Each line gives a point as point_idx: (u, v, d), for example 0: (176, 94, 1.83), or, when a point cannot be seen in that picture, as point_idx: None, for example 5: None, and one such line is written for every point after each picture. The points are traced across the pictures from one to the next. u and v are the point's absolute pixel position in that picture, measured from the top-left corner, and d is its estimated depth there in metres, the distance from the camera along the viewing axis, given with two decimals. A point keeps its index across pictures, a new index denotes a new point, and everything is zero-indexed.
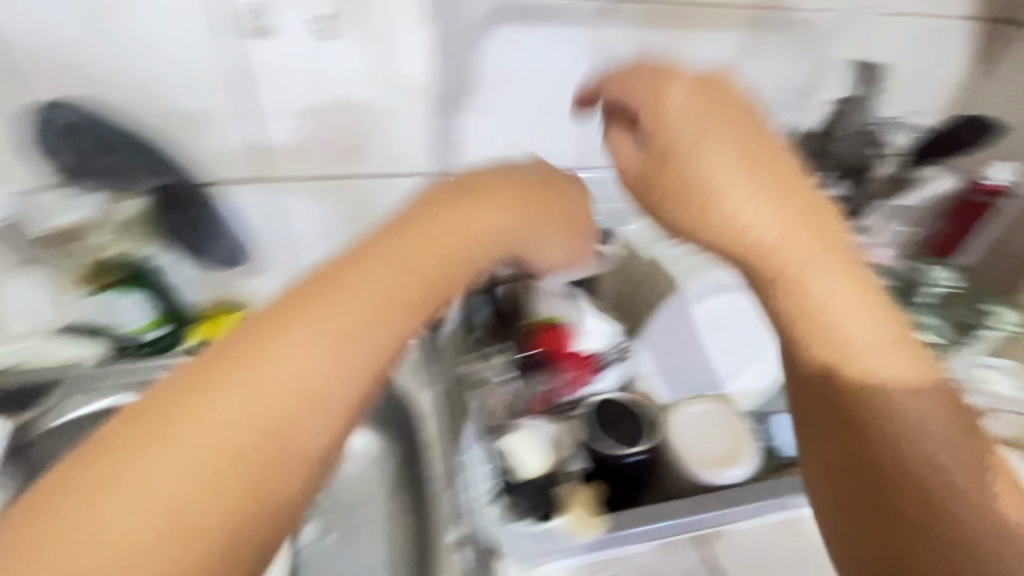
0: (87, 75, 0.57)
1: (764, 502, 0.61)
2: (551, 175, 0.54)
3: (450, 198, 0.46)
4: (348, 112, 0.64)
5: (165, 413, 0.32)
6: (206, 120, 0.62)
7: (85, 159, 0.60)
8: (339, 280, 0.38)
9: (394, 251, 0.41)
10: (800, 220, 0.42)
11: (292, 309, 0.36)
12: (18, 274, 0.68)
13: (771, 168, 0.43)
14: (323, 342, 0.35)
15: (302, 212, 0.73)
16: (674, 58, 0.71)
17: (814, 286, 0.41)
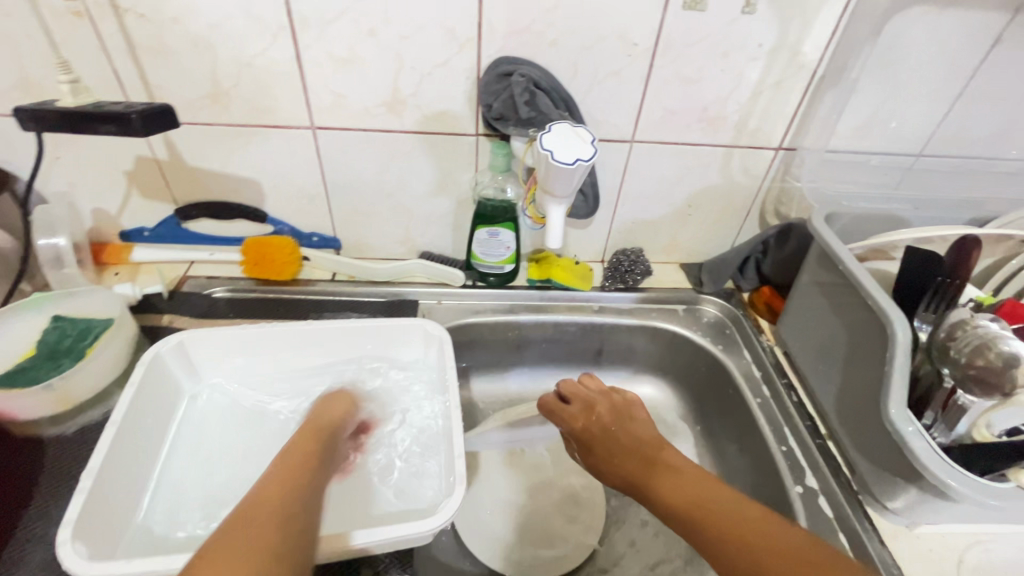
0: (343, 28, 0.61)
1: (955, 511, 0.53)
2: (332, 398, 0.57)
3: (310, 430, 0.51)
4: (560, 70, 0.65)
5: (230, 550, 0.35)
6: (418, 75, 0.65)
7: (329, 104, 0.67)
8: (306, 444, 0.49)
9: (299, 452, 0.48)
10: (655, 473, 0.51)
11: (278, 470, 0.44)
12: (245, 200, 0.76)
13: (676, 476, 0.50)
14: (292, 500, 0.41)
15: (483, 170, 0.74)
16: (904, 42, 0.63)
17: (664, 490, 0.49)
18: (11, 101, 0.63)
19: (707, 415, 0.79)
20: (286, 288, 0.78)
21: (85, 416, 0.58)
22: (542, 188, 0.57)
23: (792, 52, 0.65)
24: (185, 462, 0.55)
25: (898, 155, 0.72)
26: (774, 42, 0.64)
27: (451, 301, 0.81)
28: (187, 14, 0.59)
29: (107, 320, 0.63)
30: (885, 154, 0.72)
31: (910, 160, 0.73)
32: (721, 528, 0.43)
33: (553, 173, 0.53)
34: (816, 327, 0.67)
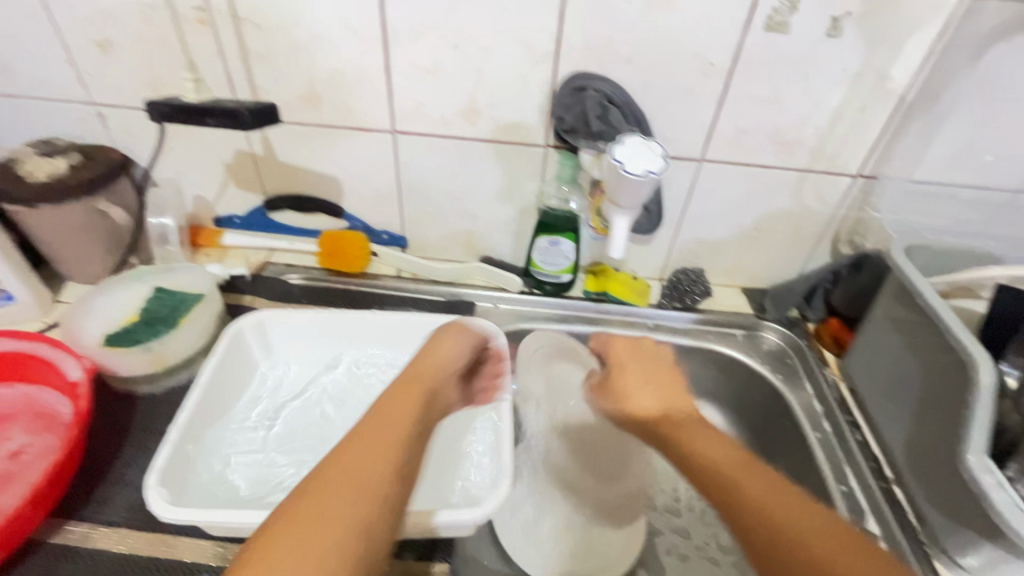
0: (430, 40, 0.65)
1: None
2: (440, 338, 0.55)
3: (405, 380, 0.49)
4: (634, 87, 0.66)
5: (328, 484, 0.38)
6: (495, 87, 0.68)
7: (410, 110, 0.71)
8: (405, 396, 0.47)
9: (405, 395, 0.47)
10: (687, 422, 0.49)
11: (362, 433, 0.42)
12: (326, 196, 0.81)
13: (714, 433, 0.47)
14: (381, 461, 0.40)
15: (549, 181, 0.76)
16: (1005, 71, 0.60)
17: (696, 438, 0.46)
18: (142, 96, 0.73)
19: (762, 447, 0.77)
20: (355, 281, 0.83)
21: (172, 379, 0.64)
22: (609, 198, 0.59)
23: (878, 78, 0.63)
24: (256, 426, 0.59)
25: (993, 190, 0.68)
26: (859, 67, 0.63)
27: (508, 306, 0.83)
28: (294, 24, 0.65)
29: (197, 294, 0.69)
30: (978, 189, 0.68)
31: (1008, 196, 0.68)
32: (754, 509, 0.40)
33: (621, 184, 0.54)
34: (887, 365, 0.63)
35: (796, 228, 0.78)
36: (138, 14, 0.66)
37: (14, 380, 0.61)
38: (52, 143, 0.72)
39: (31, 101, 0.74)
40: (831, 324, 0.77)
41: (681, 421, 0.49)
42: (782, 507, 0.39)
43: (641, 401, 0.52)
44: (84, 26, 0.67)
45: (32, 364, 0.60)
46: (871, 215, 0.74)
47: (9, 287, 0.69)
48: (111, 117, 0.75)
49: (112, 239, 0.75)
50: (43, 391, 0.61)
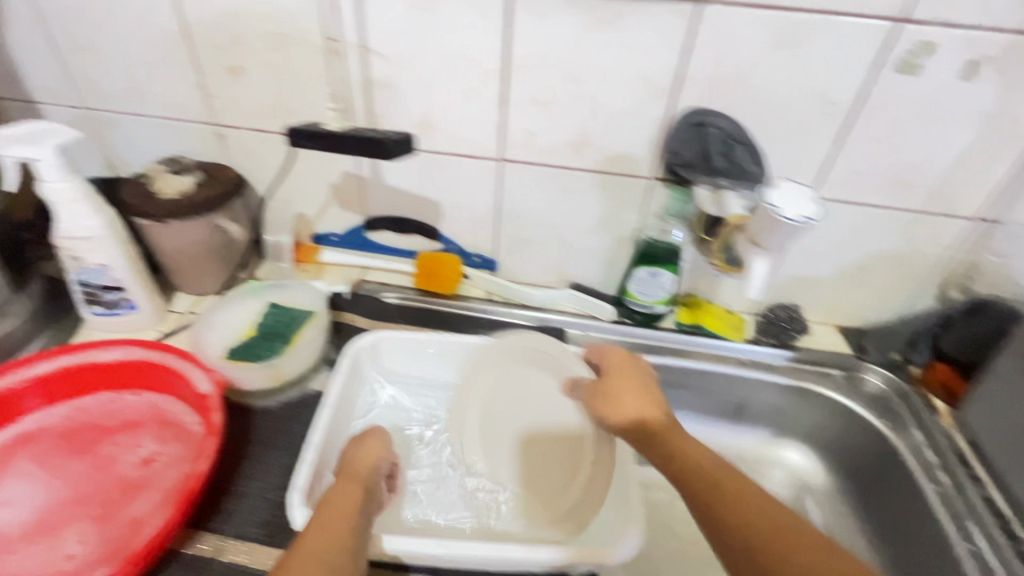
0: (550, 73, 0.66)
1: None
2: (364, 441, 0.55)
3: (349, 470, 0.52)
4: (752, 124, 0.66)
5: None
6: (609, 120, 0.69)
7: (519, 139, 0.72)
8: (341, 503, 0.48)
9: (346, 494, 0.50)
10: (669, 424, 0.53)
11: (315, 530, 0.45)
12: (424, 218, 0.83)
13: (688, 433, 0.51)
14: (336, 550, 0.44)
15: (651, 212, 0.76)
16: None
17: (681, 443, 0.51)
18: (262, 119, 0.76)
19: (866, 495, 0.74)
20: (447, 302, 0.84)
21: (286, 394, 0.66)
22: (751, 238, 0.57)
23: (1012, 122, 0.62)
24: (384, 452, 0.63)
25: None
26: (992, 110, 0.61)
27: (598, 334, 0.82)
28: (419, 55, 0.67)
29: (308, 311, 0.71)
30: None
31: None
32: (739, 517, 0.44)
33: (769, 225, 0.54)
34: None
35: (903, 268, 0.76)
36: (272, 42, 0.69)
37: (138, 388, 0.64)
38: (177, 161, 0.76)
39: (157, 120, 0.78)
40: (934, 366, 0.75)
41: (661, 425, 0.53)
42: (754, 502, 0.45)
43: (625, 404, 0.56)
44: (218, 52, 0.71)
45: (159, 374, 0.63)
46: (989, 259, 0.71)
47: (133, 298, 0.71)
48: (229, 137, 0.78)
49: (225, 253, 0.78)
50: (168, 400, 0.63)
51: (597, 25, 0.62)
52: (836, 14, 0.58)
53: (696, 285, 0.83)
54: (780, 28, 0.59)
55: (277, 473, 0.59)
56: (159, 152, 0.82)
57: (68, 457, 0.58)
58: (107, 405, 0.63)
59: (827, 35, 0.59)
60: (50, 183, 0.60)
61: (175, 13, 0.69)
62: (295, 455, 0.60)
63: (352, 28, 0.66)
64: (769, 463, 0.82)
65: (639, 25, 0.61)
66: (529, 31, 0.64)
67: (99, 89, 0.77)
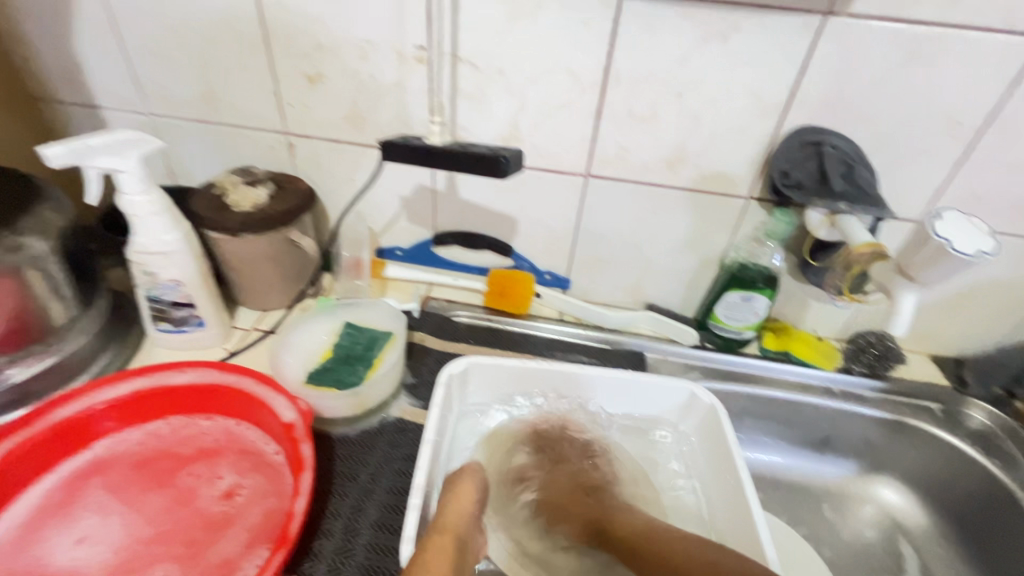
0: (652, 87, 0.63)
1: None
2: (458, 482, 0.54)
3: (445, 518, 0.50)
4: (866, 144, 0.62)
5: None
6: (709, 138, 0.65)
7: (610, 155, 0.69)
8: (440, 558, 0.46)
9: (442, 546, 0.47)
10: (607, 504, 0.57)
11: None
12: (497, 235, 0.80)
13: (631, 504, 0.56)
14: None
15: (743, 233, 0.72)
16: None
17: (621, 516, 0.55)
18: (337, 129, 0.73)
19: (973, 538, 0.69)
20: (519, 322, 0.80)
21: (367, 422, 0.63)
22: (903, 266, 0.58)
23: None
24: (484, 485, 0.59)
25: None
26: None
27: (679, 360, 0.78)
28: (512, 67, 0.64)
29: (387, 332, 0.67)
30: None
31: None
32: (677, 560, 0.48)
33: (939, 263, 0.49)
34: None
35: (1011, 298, 0.72)
36: (357, 50, 0.66)
37: (213, 412, 0.60)
38: (248, 171, 0.72)
39: (227, 129, 0.76)
40: None
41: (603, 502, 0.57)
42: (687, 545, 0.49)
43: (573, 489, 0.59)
44: (298, 60, 0.68)
45: (237, 400, 0.59)
46: None
47: (202, 315, 0.68)
48: (300, 147, 0.75)
49: (294, 269, 0.75)
50: (244, 426, 0.60)
51: (710, 38, 0.58)
52: (975, 29, 0.54)
53: (782, 309, 0.79)
54: (911, 44, 0.55)
55: (367, 508, 0.55)
56: (225, 162, 0.79)
57: (144, 488, 0.54)
58: (181, 430, 0.59)
59: (962, 51, 0.55)
60: (130, 196, 0.57)
61: (256, 19, 0.66)
62: (384, 489, 0.57)
63: (444, 36, 0.63)
64: (860, 500, 0.77)
65: (756, 38, 0.57)
66: (634, 42, 0.60)
67: (168, 96, 0.74)
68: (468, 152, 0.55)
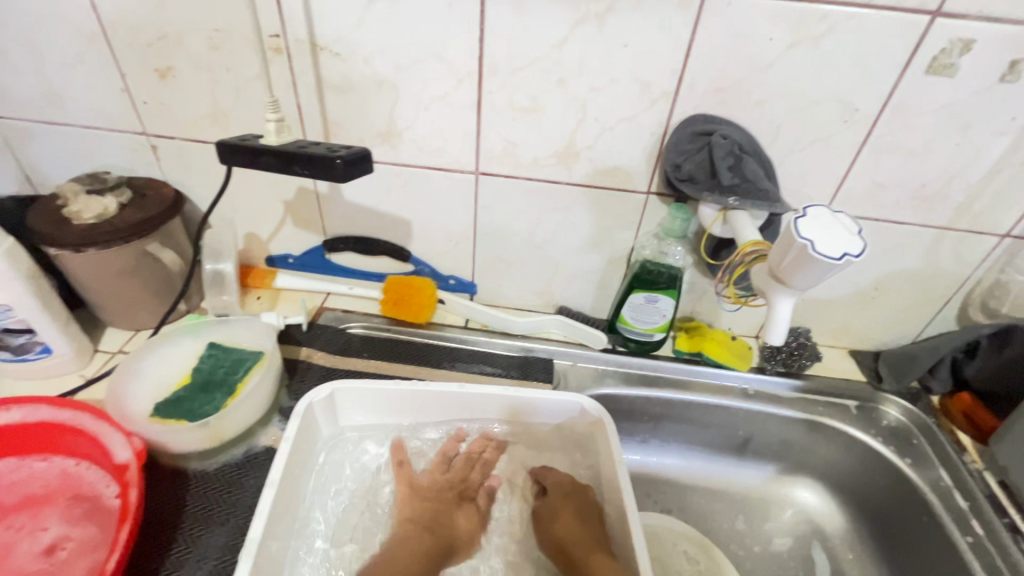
0: (533, 76, 0.57)
1: None
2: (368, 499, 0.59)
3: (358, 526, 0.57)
4: (762, 134, 0.58)
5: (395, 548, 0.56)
6: (599, 129, 0.60)
7: (498, 150, 0.63)
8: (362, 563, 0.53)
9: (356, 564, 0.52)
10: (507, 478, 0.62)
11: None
12: (392, 238, 0.74)
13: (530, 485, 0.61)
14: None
15: (647, 230, 0.68)
16: None
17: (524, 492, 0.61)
18: (200, 128, 0.66)
19: (886, 538, 0.67)
20: (420, 331, 0.75)
21: (228, 454, 0.57)
22: (772, 272, 0.47)
23: None
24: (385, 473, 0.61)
25: None
26: None
27: (590, 364, 0.74)
28: (380, 55, 0.58)
29: (256, 351, 0.61)
30: None
31: None
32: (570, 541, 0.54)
33: (808, 267, 0.43)
34: None
35: (922, 291, 0.70)
36: (207, 40, 0.59)
37: (47, 452, 0.54)
38: (98, 177, 0.65)
39: (80, 130, 0.68)
40: (959, 398, 0.69)
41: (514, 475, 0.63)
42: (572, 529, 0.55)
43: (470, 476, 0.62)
44: (143, 51, 0.61)
45: (71, 437, 0.53)
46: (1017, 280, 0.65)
47: (46, 341, 0.61)
48: (164, 149, 0.68)
49: (160, 284, 0.68)
50: (83, 466, 0.53)
51: (586, 20, 0.53)
52: (861, 7, 0.50)
53: (697, 308, 0.75)
54: (797, 24, 0.51)
55: (213, 554, 0.49)
56: (84, 166, 0.71)
57: None
58: (8, 475, 0.53)
59: (850, 31, 0.51)
60: None
61: (87, 5, 0.58)
62: (236, 531, 0.51)
63: (300, 22, 0.56)
64: (778, 503, 0.74)
65: (634, 20, 0.53)
66: (507, 26, 0.55)
67: (6, 94, 0.66)
68: (302, 153, 0.48)
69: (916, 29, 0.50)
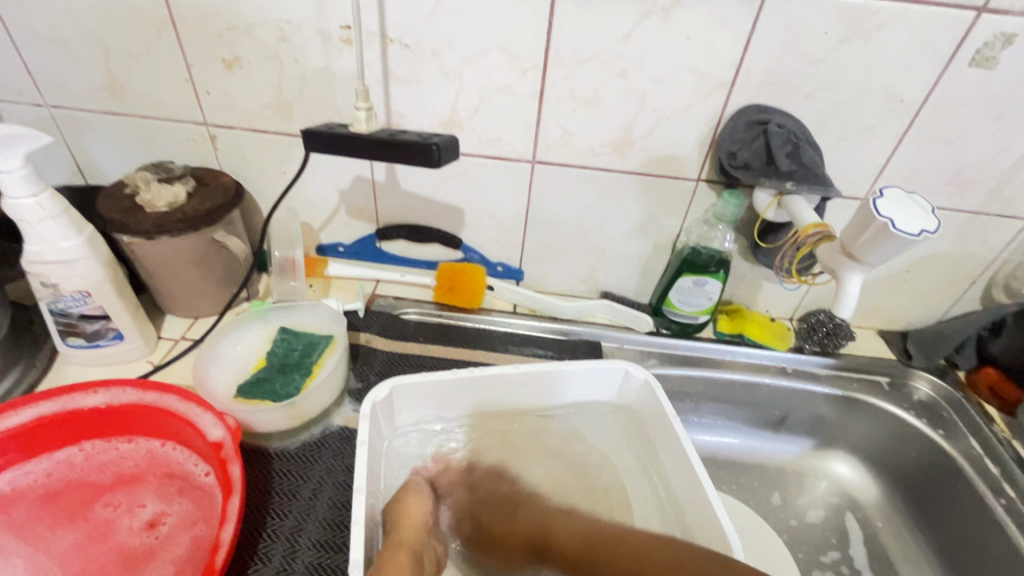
0: (595, 68, 0.60)
1: None
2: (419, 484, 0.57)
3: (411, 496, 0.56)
4: (811, 124, 0.62)
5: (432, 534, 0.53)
6: (656, 119, 0.63)
7: (556, 139, 0.66)
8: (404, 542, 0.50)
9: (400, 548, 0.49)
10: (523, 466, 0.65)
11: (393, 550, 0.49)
12: (444, 226, 0.76)
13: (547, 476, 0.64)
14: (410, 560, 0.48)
15: (693, 216, 0.71)
16: None
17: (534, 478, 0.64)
18: (261, 118, 0.67)
19: (919, 505, 0.72)
20: (471, 316, 0.77)
21: (307, 434, 0.59)
22: (846, 249, 0.52)
23: None
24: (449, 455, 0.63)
25: None
26: None
27: (636, 347, 0.77)
28: (447, 47, 0.60)
29: (326, 335, 0.63)
30: None
31: None
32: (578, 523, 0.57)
33: (884, 242, 0.48)
34: None
35: (951, 273, 0.74)
36: (276, 31, 0.60)
37: (133, 434, 0.55)
38: (163, 167, 0.66)
39: (139, 120, 0.69)
40: (982, 373, 0.74)
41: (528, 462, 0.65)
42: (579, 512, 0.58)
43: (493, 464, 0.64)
44: (211, 42, 0.62)
45: (159, 418, 0.54)
46: None
47: (120, 328, 0.62)
48: (223, 139, 0.69)
49: (222, 272, 0.69)
50: (169, 447, 0.55)
51: (651, 14, 0.56)
52: (913, 2, 0.53)
53: (735, 291, 0.79)
54: (852, 19, 0.54)
55: (306, 526, 0.51)
56: (140, 157, 0.72)
57: (56, 525, 0.49)
58: (98, 456, 0.54)
59: (902, 25, 0.54)
60: (17, 199, 0.50)
61: None
62: (325, 505, 0.53)
63: (372, 14, 0.58)
64: (814, 476, 0.78)
65: (697, 15, 0.55)
66: (573, 19, 0.57)
67: (66, 85, 0.66)
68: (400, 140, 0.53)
69: (963, 24, 0.54)
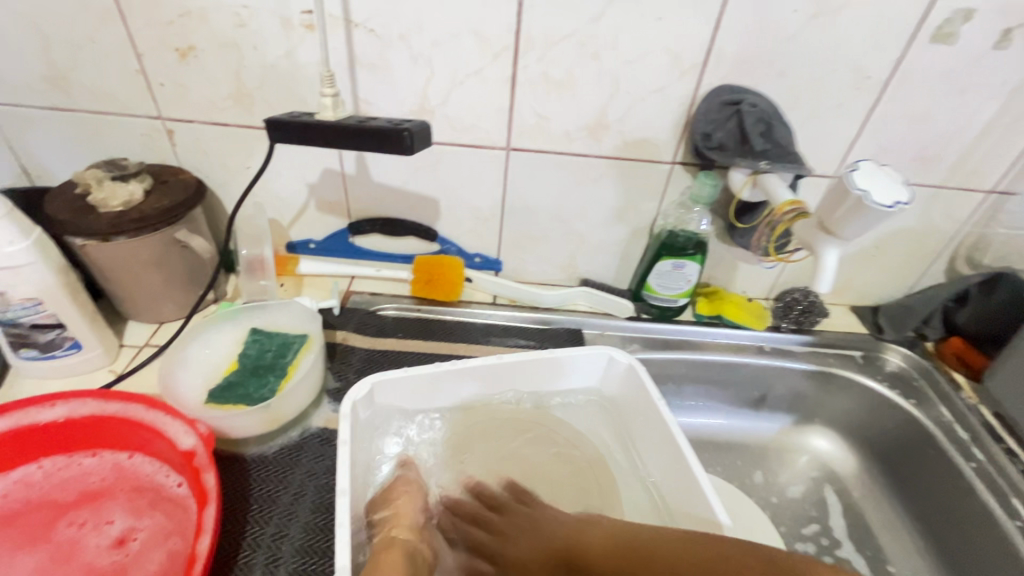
0: (568, 51, 0.59)
1: None
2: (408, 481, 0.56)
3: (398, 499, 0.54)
4: (781, 103, 0.62)
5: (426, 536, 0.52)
6: (630, 102, 0.62)
7: (530, 125, 0.65)
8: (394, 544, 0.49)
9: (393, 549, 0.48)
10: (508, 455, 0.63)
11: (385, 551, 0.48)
12: (419, 218, 0.74)
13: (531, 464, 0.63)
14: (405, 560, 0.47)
15: (670, 199, 0.71)
16: None
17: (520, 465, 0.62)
18: (220, 110, 0.64)
19: (894, 474, 0.74)
20: (451, 309, 0.76)
21: (285, 437, 0.57)
22: (823, 225, 0.53)
23: None
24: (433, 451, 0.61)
25: None
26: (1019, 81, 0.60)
27: (618, 333, 0.77)
28: (415, 32, 0.58)
29: (301, 335, 0.61)
30: None
31: None
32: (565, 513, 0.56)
33: (862, 215, 0.49)
34: None
35: (917, 246, 0.76)
36: (232, 17, 0.57)
37: (98, 447, 0.52)
38: (117, 164, 0.62)
39: (87, 116, 0.65)
40: (949, 343, 0.76)
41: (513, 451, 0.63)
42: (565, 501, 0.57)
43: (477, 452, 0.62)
44: (162, 30, 0.58)
45: (125, 429, 0.51)
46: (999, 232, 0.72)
47: (77, 336, 0.58)
48: (180, 133, 0.66)
49: (187, 273, 0.66)
50: (137, 459, 0.52)
51: None
52: None
53: (713, 273, 0.79)
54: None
55: (289, 532, 0.49)
56: (90, 155, 0.68)
57: (16, 548, 0.46)
58: (59, 473, 0.51)
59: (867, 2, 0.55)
60: None
61: None
62: (308, 509, 0.51)
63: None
64: (795, 451, 0.80)
65: None
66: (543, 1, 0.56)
67: (4, 79, 0.62)
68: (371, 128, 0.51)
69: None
